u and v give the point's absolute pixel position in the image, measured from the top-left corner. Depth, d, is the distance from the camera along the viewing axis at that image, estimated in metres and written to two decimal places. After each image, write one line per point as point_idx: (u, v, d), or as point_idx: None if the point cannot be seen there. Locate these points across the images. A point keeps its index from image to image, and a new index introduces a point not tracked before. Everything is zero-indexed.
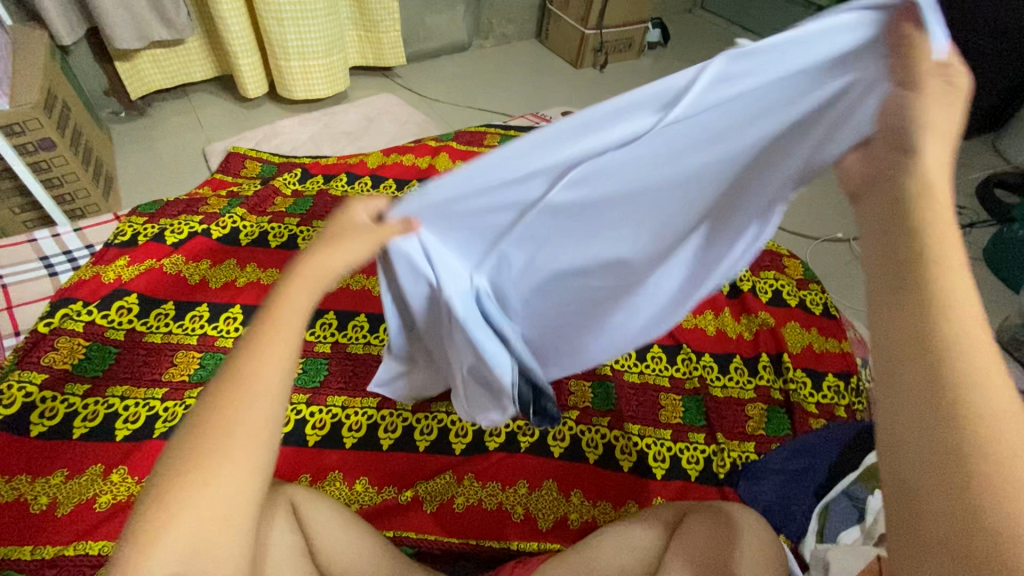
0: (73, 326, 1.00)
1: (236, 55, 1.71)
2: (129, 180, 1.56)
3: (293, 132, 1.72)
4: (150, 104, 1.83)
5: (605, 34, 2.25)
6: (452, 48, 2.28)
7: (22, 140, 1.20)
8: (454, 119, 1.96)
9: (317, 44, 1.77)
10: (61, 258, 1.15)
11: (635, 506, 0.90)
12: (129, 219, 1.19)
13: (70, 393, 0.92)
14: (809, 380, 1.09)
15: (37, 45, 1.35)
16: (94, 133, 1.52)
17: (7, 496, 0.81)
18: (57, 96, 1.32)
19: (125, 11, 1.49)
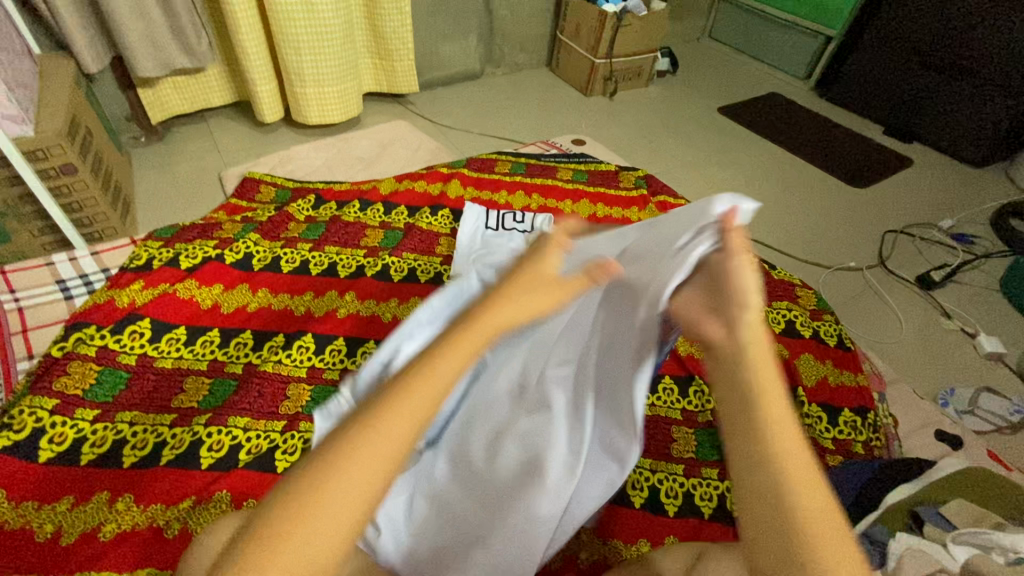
0: (86, 350, 1.00)
1: (254, 82, 1.75)
2: (147, 204, 1.58)
3: (308, 157, 1.75)
4: (170, 129, 1.87)
5: (615, 63, 2.29)
6: (464, 76, 2.33)
7: (45, 166, 1.23)
8: (466, 146, 1.99)
9: (332, 71, 1.81)
10: (77, 281, 1.16)
11: (647, 544, 0.87)
12: (145, 243, 1.21)
13: (80, 418, 0.92)
14: (824, 415, 1.06)
15: (64, 73, 1.40)
16: (115, 157, 1.56)
17: (13, 524, 0.80)
18: (81, 123, 1.36)
19: (150, 40, 1.54)
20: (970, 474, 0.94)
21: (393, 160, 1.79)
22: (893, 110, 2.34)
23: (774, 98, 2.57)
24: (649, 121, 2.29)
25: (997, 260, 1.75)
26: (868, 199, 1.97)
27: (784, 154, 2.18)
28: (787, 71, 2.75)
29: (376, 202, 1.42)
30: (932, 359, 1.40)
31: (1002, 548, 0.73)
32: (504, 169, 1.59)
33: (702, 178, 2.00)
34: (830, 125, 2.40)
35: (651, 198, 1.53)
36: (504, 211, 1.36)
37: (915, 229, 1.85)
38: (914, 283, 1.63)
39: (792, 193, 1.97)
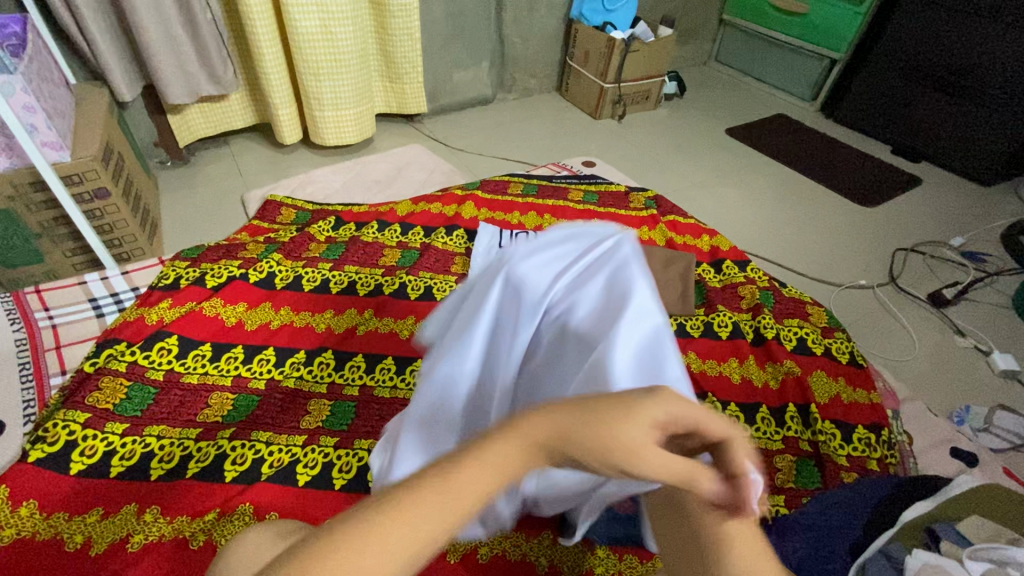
0: (117, 366, 1.04)
1: (275, 106, 1.82)
2: (172, 225, 1.64)
3: (326, 180, 1.81)
4: (194, 153, 1.94)
5: (623, 88, 2.35)
6: (477, 101, 2.40)
7: (80, 190, 1.29)
8: (479, 168, 2.04)
9: (349, 94, 1.88)
10: (108, 300, 1.21)
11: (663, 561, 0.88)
12: (173, 263, 1.26)
13: (110, 431, 0.95)
14: (838, 432, 1.07)
15: (98, 101, 1.47)
16: (143, 181, 1.62)
17: (45, 534, 0.83)
18: (114, 148, 1.42)
19: (179, 70, 1.62)
20: (985, 490, 0.94)
21: (408, 183, 1.84)
22: (899, 130, 2.38)
23: (780, 119, 2.62)
24: (657, 142, 2.34)
25: (1009, 278, 1.76)
26: (877, 218, 1.99)
27: (792, 174, 2.21)
28: (792, 93, 2.80)
29: (393, 223, 1.46)
30: (945, 376, 1.40)
31: (1017, 563, 0.75)
32: (516, 190, 1.63)
33: (711, 198, 2.03)
34: (837, 145, 2.43)
35: (661, 218, 1.56)
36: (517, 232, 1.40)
37: (925, 247, 1.86)
38: (925, 301, 1.63)
39: (801, 212, 1.99)
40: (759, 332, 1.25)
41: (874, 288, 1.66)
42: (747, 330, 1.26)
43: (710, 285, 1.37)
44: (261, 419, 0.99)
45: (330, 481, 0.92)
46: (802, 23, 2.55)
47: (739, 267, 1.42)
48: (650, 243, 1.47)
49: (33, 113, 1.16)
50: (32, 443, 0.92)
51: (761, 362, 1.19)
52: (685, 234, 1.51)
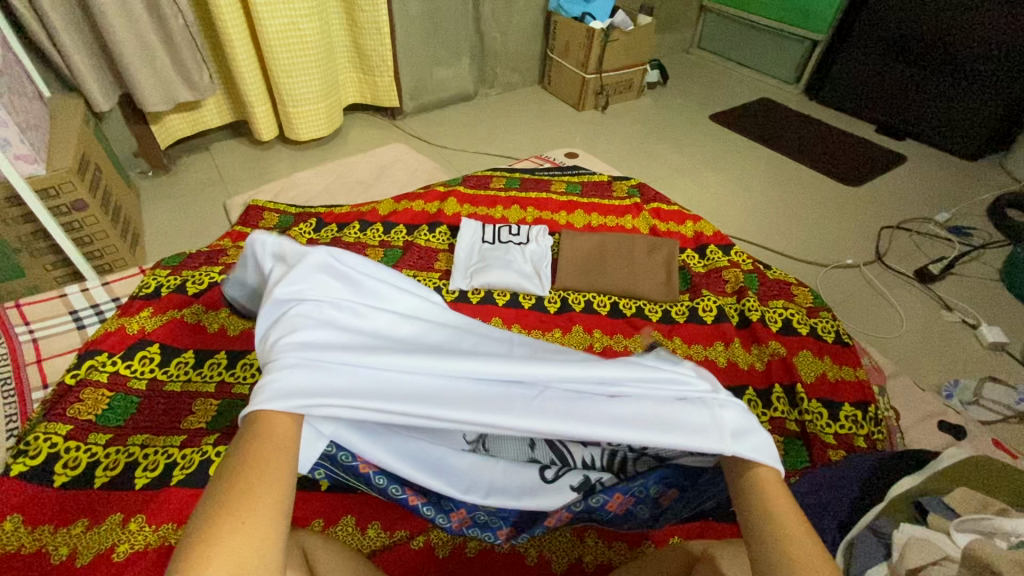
0: (98, 377, 1.03)
1: (251, 104, 1.81)
2: (154, 234, 1.63)
3: (309, 183, 1.80)
4: (175, 162, 1.93)
5: (605, 78, 2.34)
6: (459, 98, 2.39)
7: (57, 203, 1.27)
8: (463, 164, 2.04)
9: (320, 90, 1.88)
10: (89, 312, 1.20)
11: (651, 545, 0.88)
12: (153, 272, 1.26)
13: (93, 443, 0.95)
14: (825, 411, 1.07)
15: (73, 113, 1.46)
16: (123, 192, 1.61)
17: (31, 547, 0.82)
18: (91, 160, 1.41)
19: (155, 78, 1.61)
20: (975, 461, 0.94)
21: (392, 182, 1.84)
22: (881, 107, 2.38)
23: (764, 103, 2.61)
24: (641, 132, 2.33)
25: (996, 250, 1.76)
26: (863, 197, 1.99)
27: (777, 157, 2.21)
28: (775, 75, 2.80)
29: (375, 223, 1.46)
30: (934, 351, 1.40)
31: (1004, 533, 0.74)
32: (499, 185, 1.62)
33: (696, 185, 2.03)
34: (822, 126, 2.43)
35: (644, 205, 1.55)
36: (499, 226, 1.39)
37: (911, 224, 1.86)
38: (911, 277, 1.63)
39: (787, 194, 1.99)
40: (743, 313, 1.24)
41: (860, 267, 1.66)
42: (732, 313, 1.25)
43: (694, 270, 1.36)
44: None
45: (316, 483, 0.93)
46: (782, 5, 2.54)
47: (723, 251, 1.41)
48: (634, 231, 1.46)
49: (4, 128, 1.14)
50: (14, 457, 0.92)
51: (747, 344, 1.19)
52: (669, 221, 1.50)
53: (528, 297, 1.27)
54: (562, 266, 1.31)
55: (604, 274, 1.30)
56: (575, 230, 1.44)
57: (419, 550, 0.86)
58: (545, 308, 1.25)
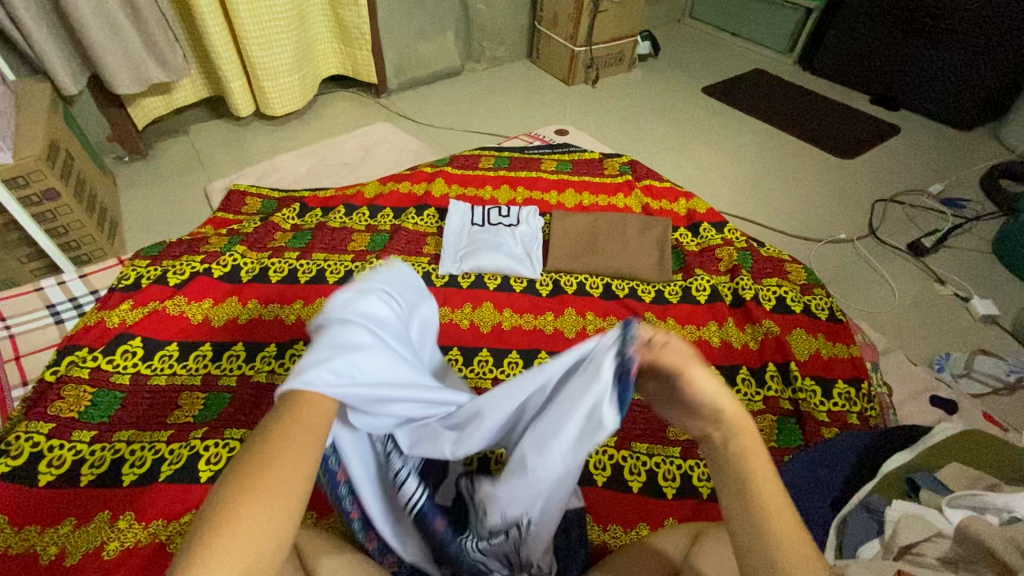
0: (79, 373, 1.00)
1: (225, 79, 1.75)
2: (134, 223, 1.58)
3: (291, 166, 1.75)
4: (152, 146, 1.87)
5: (595, 50, 2.28)
6: (445, 73, 2.32)
7: (27, 192, 1.22)
8: (451, 143, 1.99)
9: (293, 61, 1.82)
10: (67, 305, 1.16)
11: (646, 528, 0.88)
12: (133, 263, 1.22)
13: (77, 440, 0.93)
14: (818, 388, 1.06)
15: (40, 98, 1.39)
16: (98, 179, 1.56)
17: (18, 548, 0.81)
18: (61, 147, 1.35)
19: (125, 58, 1.54)
20: (968, 437, 0.94)
21: (378, 163, 1.79)
22: (875, 76, 2.34)
23: (758, 74, 2.56)
24: (632, 106, 2.28)
25: (989, 222, 1.75)
26: (856, 170, 1.97)
27: (771, 130, 2.17)
28: (768, 45, 2.74)
29: (361, 207, 1.42)
30: (926, 326, 1.40)
31: (995, 509, 0.73)
32: (488, 164, 1.58)
33: (688, 160, 1.99)
34: (815, 98, 2.39)
35: (636, 183, 1.52)
36: (489, 207, 1.36)
37: (904, 197, 1.84)
38: (905, 251, 1.62)
39: (780, 169, 1.96)
40: (738, 293, 1.23)
41: (853, 241, 1.65)
42: (726, 293, 1.24)
43: (687, 249, 1.34)
44: (234, 416, 0.97)
45: None
46: None
47: (716, 229, 1.39)
48: (627, 210, 1.44)
49: None
50: None
51: (740, 323, 1.18)
52: (661, 199, 1.48)
53: (520, 281, 1.25)
54: (553, 248, 1.29)
55: (597, 254, 1.27)
56: (566, 210, 1.41)
57: None
58: (537, 291, 1.23)
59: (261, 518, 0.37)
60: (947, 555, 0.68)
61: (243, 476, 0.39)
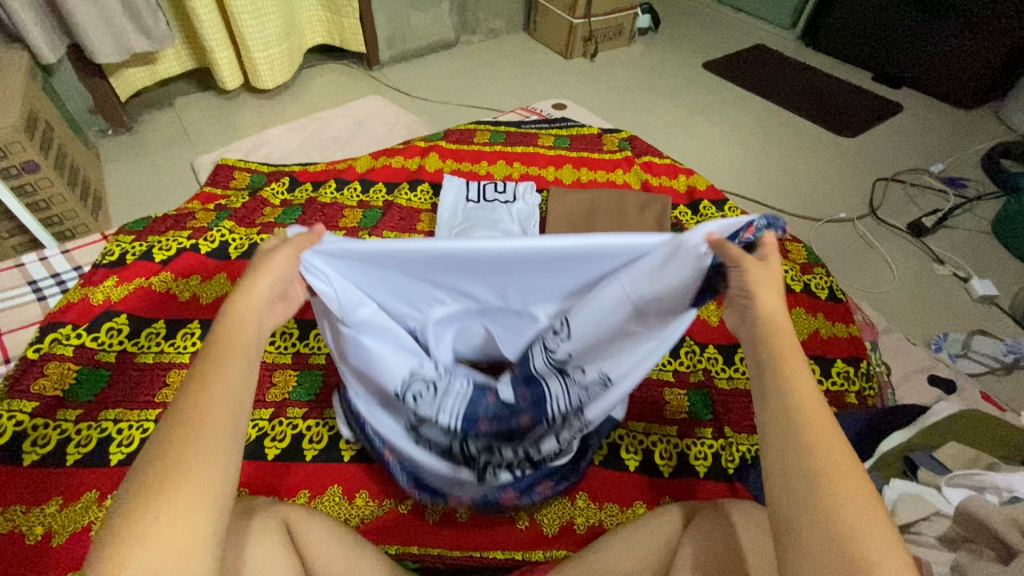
0: (63, 350, 0.98)
1: (211, 49, 1.68)
2: (118, 198, 1.54)
3: (281, 140, 1.70)
4: (136, 119, 1.80)
5: (594, 23, 2.22)
6: (439, 46, 2.25)
7: (5, 165, 1.17)
8: (445, 117, 1.94)
9: (281, 30, 1.75)
10: (49, 281, 1.12)
11: (643, 506, 0.87)
12: (117, 238, 1.18)
13: (63, 419, 0.90)
14: (817, 368, 1.05)
15: (16, 66, 1.33)
16: (80, 152, 1.50)
17: (3, 528, 0.79)
18: (40, 118, 1.30)
19: (105, 25, 1.47)
20: (967, 415, 0.94)
21: (370, 138, 1.74)
22: (879, 53, 2.29)
23: (760, 50, 2.51)
24: (631, 81, 2.23)
25: (989, 203, 1.73)
26: (858, 148, 1.94)
27: (772, 107, 2.13)
28: (770, 20, 2.68)
29: (353, 181, 1.38)
30: (925, 306, 1.39)
31: (996, 488, 0.73)
32: (483, 139, 1.54)
33: (688, 137, 1.95)
34: (817, 74, 2.34)
35: (636, 159, 1.49)
36: (484, 183, 1.33)
37: (905, 176, 1.82)
38: (906, 231, 1.61)
39: (781, 146, 1.93)
40: None
41: (854, 221, 1.63)
42: None
43: (687, 228, 1.32)
44: None
45: (302, 452, 0.91)
46: None
47: (716, 206, 1.36)
48: (625, 187, 1.41)
49: None
50: None
51: None
52: (661, 175, 1.45)
53: None
54: (551, 226, 1.26)
55: (594, 232, 1.25)
56: (564, 186, 1.38)
57: (409, 516, 0.85)
58: None
59: (164, 529, 0.41)
60: (944, 535, 0.69)
61: (143, 488, 0.43)
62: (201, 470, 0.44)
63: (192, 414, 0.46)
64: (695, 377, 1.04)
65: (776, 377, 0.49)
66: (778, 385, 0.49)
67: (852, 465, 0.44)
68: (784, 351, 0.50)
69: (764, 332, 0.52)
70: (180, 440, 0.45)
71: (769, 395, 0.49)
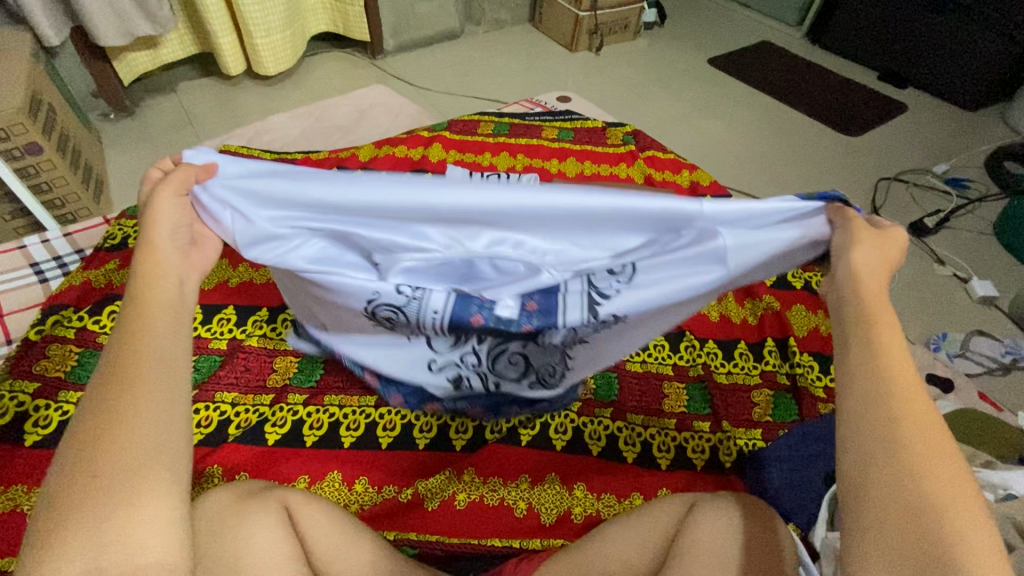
0: (64, 333, 0.98)
1: (215, 34, 1.67)
2: (121, 182, 1.53)
3: (284, 127, 1.69)
4: (139, 104, 1.80)
5: (599, 16, 2.20)
6: (444, 36, 2.24)
7: (8, 146, 1.17)
8: (449, 108, 1.93)
9: (285, 17, 1.74)
10: (51, 264, 1.12)
11: (640, 497, 0.88)
12: (119, 221, 1.17)
13: (64, 400, 0.91)
14: (816, 364, 1.05)
15: (20, 46, 1.32)
16: (82, 136, 1.50)
17: (5, 507, 0.80)
18: (43, 100, 1.29)
19: (109, 7, 1.46)
20: (964, 414, 0.95)
21: (373, 127, 1.74)
22: (886, 52, 2.29)
23: (765, 47, 2.50)
24: (636, 76, 2.22)
25: (991, 204, 1.73)
26: (862, 147, 1.94)
27: (776, 105, 2.13)
28: (776, 16, 2.67)
29: (356, 170, 1.38)
30: (924, 306, 1.40)
31: (992, 485, 0.74)
32: (487, 130, 1.54)
33: (692, 133, 1.95)
34: (822, 72, 2.33)
35: (639, 153, 1.49)
36: (487, 174, 1.32)
37: (908, 175, 1.82)
38: (907, 231, 1.61)
39: (785, 144, 1.92)
40: None
41: None
42: None
43: None
44: (225, 379, 0.96)
45: (301, 438, 0.91)
46: None
47: None
48: (628, 181, 1.41)
49: None
50: None
51: (740, 298, 1.16)
52: (664, 170, 1.44)
53: None
54: None
55: None
56: (567, 179, 1.38)
57: (408, 503, 0.85)
58: None
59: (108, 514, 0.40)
60: None
61: (78, 472, 0.41)
62: (150, 440, 0.43)
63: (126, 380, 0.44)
64: (694, 372, 1.04)
65: (860, 348, 0.46)
66: (864, 355, 0.46)
67: (941, 464, 0.41)
68: (871, 326, 0.47)
69: (850, 308, 0.48)
70: (115, 414, 0.43)
71: (852, 365, 0.46)
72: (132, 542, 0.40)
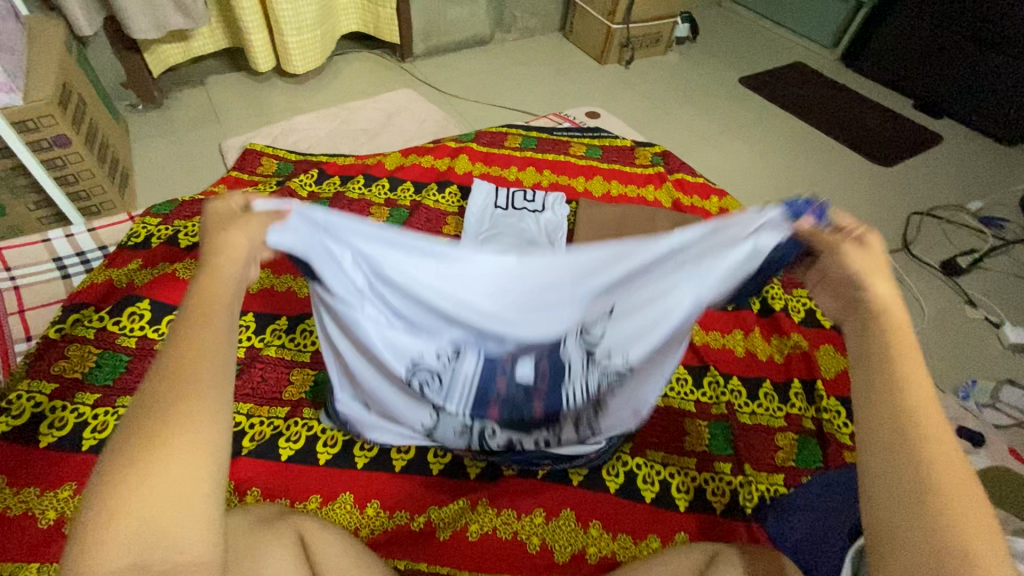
0: (84, 333, 0.97)
1: (246, 31, 1.67)
2: (145, 175, 1.53)
3: (310, 128, 1.68)
4: (167, 96, 1.80)
5: (632, 30, 2.18)
6: (473, 41, 2.23)
7: (36, 137, 1.17)
8: (475, 116, 1.91)
9: (317, 16, 1.73)
10: (74, 259, 1.12)
11: (657, 540, 0.85)
12: (143, 219, 1.17)
13: (80, 402, 0.90)
14: (843, 409, 1.02)
15: (53, 35, 1.32)
16: (110, 127, 1.50)
17: (17, 511, 0.79)
18: (73, 91, 1.29)
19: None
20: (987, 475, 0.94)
21: (399, 132, 1.72)
22: (923, 81, 2.23)
23: (798, 68, 2.45)
24: (665, 92, 2.18)
25: None
26: (894, 178, 1.89)
27: (807, 129, 2.09)
28: (811, 37, 2.62)
29: (381, 178, 1.36)
30: (954, 350, 1.36)
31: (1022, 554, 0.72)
32: (514, 143, 1.52)
33: (720, 154, 1.91)
34: (856, 98, 2.29)
35: (668, 176, 1.46)
36: (514, 190, 1.30)
37: (941, 211, 1.77)
38: (938, 269, 1.57)
39: (815, 171, 1.88)
40: (766, 302, 1.18)
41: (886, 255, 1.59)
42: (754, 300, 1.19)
43: None
44: (242, 390, 0.95)
45: (314, 456, 0.89)
46: None
47: None
48: (656, 204, 1.38)
49: None
50: None
51: (767, 335, 1.13)
52: (693, 195, 1.42)
53: None
54: (580, 240, 1.24)
55: None
56: (593, 199, 1.35)
57: (421, 531, 0.84)
58: None
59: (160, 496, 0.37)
60: None
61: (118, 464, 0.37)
62: (197, 429, 0.39)
63: (174, 375, 0.41)
64: (718, 410, 1.01)
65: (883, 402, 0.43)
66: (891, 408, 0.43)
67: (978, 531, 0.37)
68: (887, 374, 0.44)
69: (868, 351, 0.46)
70: (160, 409, 0.39)
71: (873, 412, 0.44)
72: (168, 551, 0.36)
